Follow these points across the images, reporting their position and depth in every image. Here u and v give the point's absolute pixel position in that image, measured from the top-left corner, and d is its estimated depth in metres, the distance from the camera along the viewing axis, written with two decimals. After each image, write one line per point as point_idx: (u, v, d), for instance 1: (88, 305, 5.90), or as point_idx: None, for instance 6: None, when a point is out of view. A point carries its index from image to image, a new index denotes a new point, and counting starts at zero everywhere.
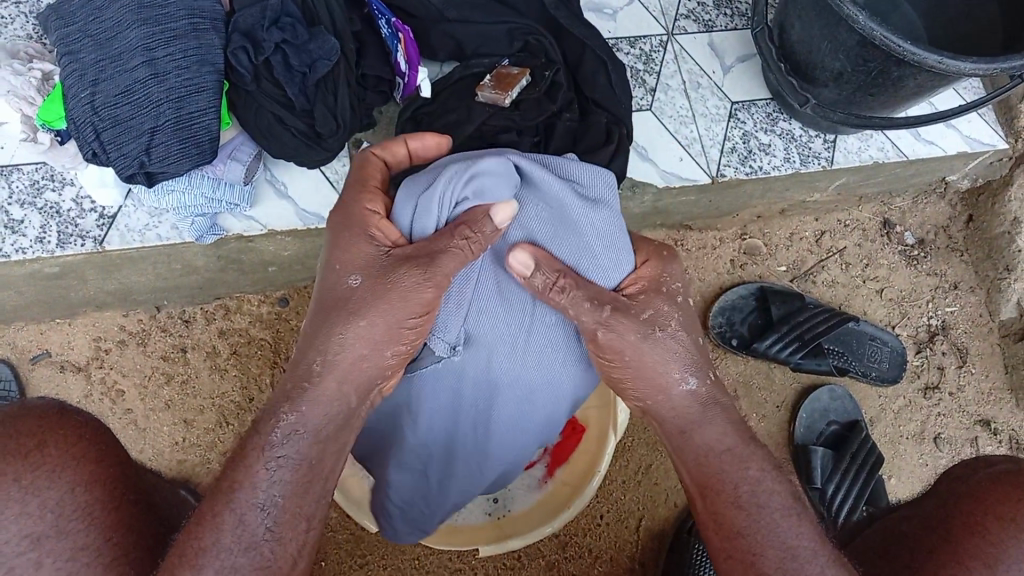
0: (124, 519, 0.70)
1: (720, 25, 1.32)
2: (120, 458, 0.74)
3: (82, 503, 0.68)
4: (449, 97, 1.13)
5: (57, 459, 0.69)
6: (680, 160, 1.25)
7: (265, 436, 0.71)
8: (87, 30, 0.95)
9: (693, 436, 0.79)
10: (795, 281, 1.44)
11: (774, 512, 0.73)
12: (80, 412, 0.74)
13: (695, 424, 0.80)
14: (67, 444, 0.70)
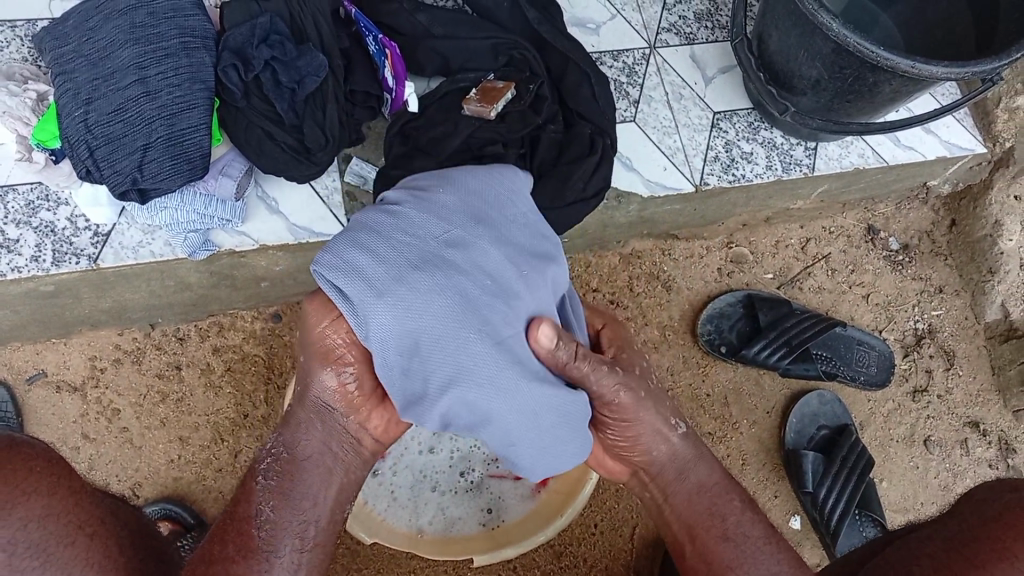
0: (88, 547, 0.74)
1: (701, 38, 1.36)
2: (75, 485, 0.77)
3: (38, 538, 0.71)
4: (436, 112, 1.15)
5: (10, 494, 0.71)
6: (664, 169, 1.26)
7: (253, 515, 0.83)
8: (81, 50, 0.98)
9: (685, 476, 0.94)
10: (782, 287, 1.46)
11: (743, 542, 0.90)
12: (28, 440, 0.77)
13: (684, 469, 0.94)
14: (20, 478, 0.72)
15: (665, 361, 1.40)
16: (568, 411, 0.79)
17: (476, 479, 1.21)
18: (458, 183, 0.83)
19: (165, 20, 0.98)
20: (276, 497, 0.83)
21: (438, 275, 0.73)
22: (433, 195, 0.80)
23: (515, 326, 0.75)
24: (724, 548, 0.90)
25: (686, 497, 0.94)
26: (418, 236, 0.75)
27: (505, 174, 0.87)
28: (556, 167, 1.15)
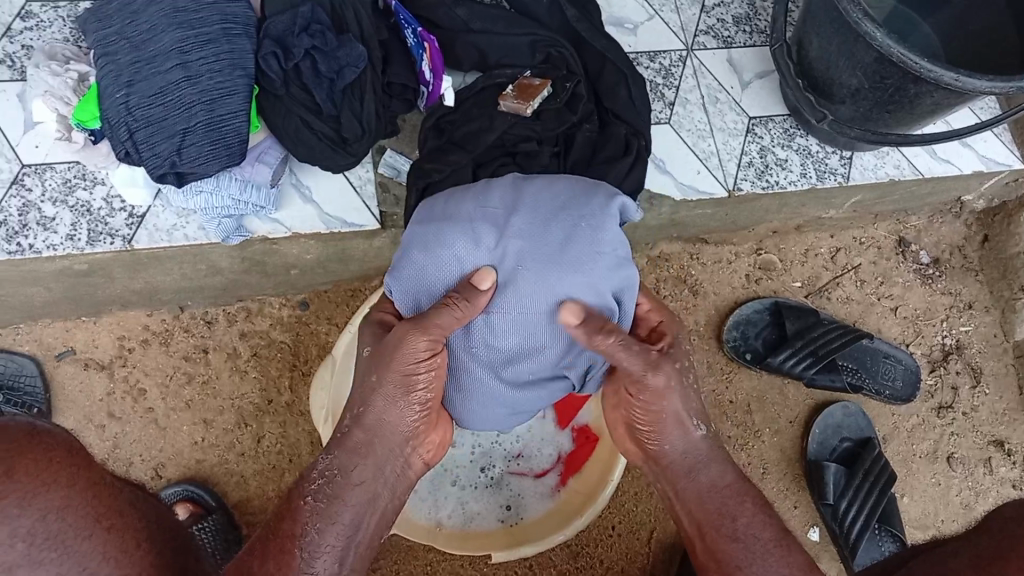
0: (105, 542, 0.70)
1: (739, 42, 1.34)
2: (97, 479, 0.74)
3: (56, 531, 0.67)
4: (472, 106, 1.15)
5: (28, 484, 0.68)
6: (697, 173, 1.25)
7: (299, 527, 0.77)
8: (123, 33, 0.98)
9: (696, 475, 0.88)
10: (810, 296, 1.45)
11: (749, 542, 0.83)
12: (52, 433, 0.74)
13: (696, 467, 0.89)
14: (39, 469, 0.69)
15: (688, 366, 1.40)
16: (508, 403, 0.91)
17: (496, 475, 1.21)
18: (554, 183, 0.93)
19: (208, 6, 0.99)
20: (322, 514, 0.79)
21: (463, 227, 0.87)
22: (533, 184, 0.93)
23: (494, 295, 0.85)
24: (731, 547, 0.83)
25: (697, 494, 0.87)
26: (483, 202, 0.89)
27: (605, 198, 0.92)
28: (589, 166, 1.15)
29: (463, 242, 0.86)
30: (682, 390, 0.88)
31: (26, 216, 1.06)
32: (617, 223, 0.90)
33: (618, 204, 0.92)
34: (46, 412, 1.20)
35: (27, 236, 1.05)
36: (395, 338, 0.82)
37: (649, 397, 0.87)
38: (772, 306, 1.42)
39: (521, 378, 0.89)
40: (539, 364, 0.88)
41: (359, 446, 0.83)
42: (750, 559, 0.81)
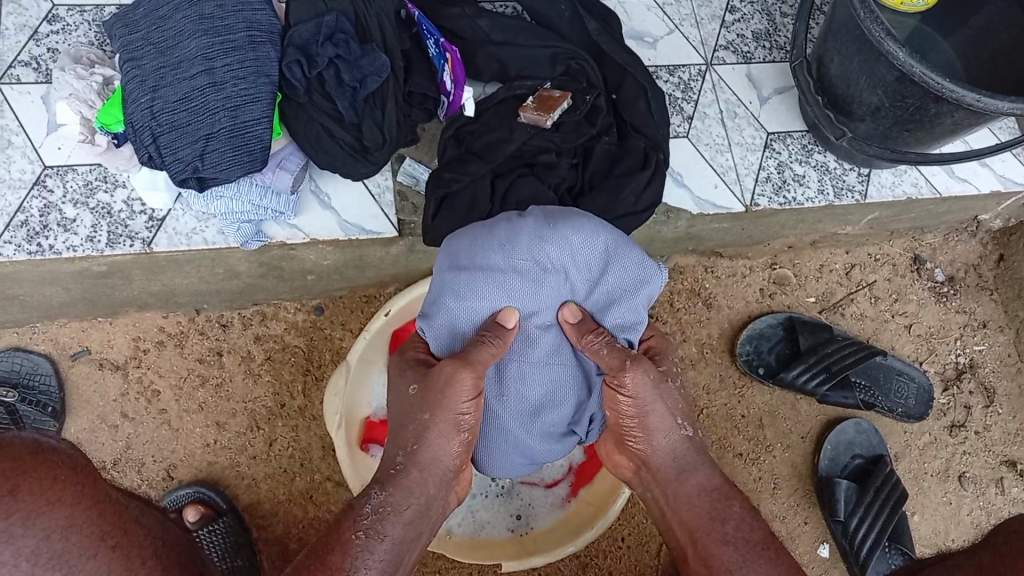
0: (111, 563, 0.64)
1: (759, 57, 1.35)
2: (102, 496, 0.68)
3: (61, 549, 0.61)
4: (493, 117, 1.16)
5: (34, 504, 0.61)
6: (715, 187, 1.25)
7: (350, 555, 0.76)
8: (150, 38, 0.99)
9: (685, 479, 0.89)
10: (824, 312, 1.45)
11: (737, 543, 0.81)
12: (53, 446, 0.68)
13: (683, 471, 0.89)
14: (46, 488, 0.63)
15: (701, 380, 1.40)
16: (527, 452, 0.98)
17: (507, 484, 1.21)
18: (586, 230, 0.97)
19: (234, 13, 0.99)
20: (371, 546, 0.78)
21: (495, 278, 0.93)
22: (563, 231, 0.96)
23: (529, 351, 0.95)
24: (719, 548, 0.81)
25: (685, 498, 0.87)
26: (513, 249, 0.94)
27: (626, 254, 0.97)
28: (607, 180, 1.15)
29: (498, 296, 0.94)
30: (665, 390, 0.92)
31: (47, 217, 1.07)
32: (632, 263, 0.97)
33: (641, 266, 0.97)
34: (60, 411, 1.21)
35: (47, 237, 1.06)
36: (447, 373, 0.87)
37: (634, 396, 0.90)
38: (786, 321, 1.42)
39: (545, 430, 0.96)
40: (558, 415, 0.96)
41: (413, 484, 0.84)
42: (737, 559, 0.80)
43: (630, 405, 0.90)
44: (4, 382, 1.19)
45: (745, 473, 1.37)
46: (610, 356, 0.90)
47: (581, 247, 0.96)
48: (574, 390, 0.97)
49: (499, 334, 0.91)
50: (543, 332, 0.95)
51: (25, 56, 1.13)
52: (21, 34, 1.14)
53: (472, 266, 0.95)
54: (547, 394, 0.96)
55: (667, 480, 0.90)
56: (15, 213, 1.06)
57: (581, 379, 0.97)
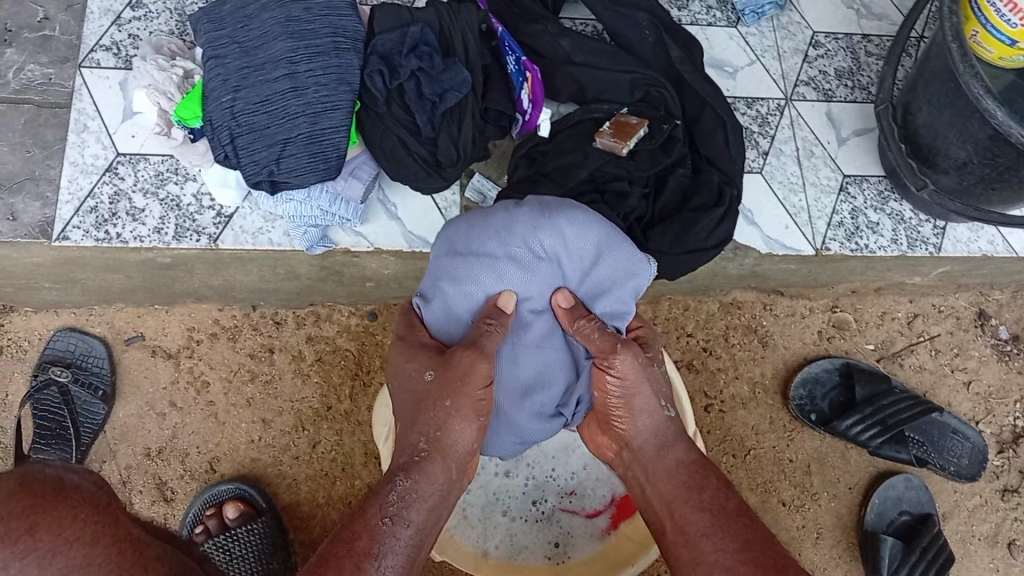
0: None
1: (840, 96, 1.31)
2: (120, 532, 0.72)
3: None
4: (566, 139, 1.14)
5: (49, 546, 0.65)
6: (786, 228, 1.22)
7: (372, 543, 0.77)
8: (235, 37, 0.98)
9: (662, 455, 0.87)
10: (881, 361, 1.42)
11: (710, 516, 0.80)
12: (75, 486, 0.72)
13: (661, 447, 0.88)
14: (61, 528, 0.67)
15: (751, 420, 1.37)
16: (518, 436, 0.95)
17: (547, 510, 1.20)
18: (582, 220, 0.91)
19: (320, 17, 0.98)
20: (397, 532, 0.79)
21: (489, 269, 0.88)
22: (559, 220, 0.90)
23: (524, 340, 0.91)
24: (695, 518, 0.81)
25: (662, 474, 0.86)
26: (507, 239, 0.89)
27: (621, 246, 0.93)
28: (678, 214, 1.12)
29: (492, 287, 0.88)
30: (650, 372, 0.90)
31: (116, 204, 1.07)
32: (628, 248, 0.92)
33: (636, 257, 0.93)
34: (110, 395, 1.21)
35: (115, 225, 1.06)
36: (466, 362, 0.84)
37: (623, 381, 0.88)
38: (843, 366, 1.39)
39: (535, 411, 0.93)
40: (550, 399, 0.93)
41: (434, 471, 0.83)
42: (712, 531, 0.79)
43: (617, 385, 0.88)
44: (58, 362, 1.20)
45: (787, 520, 1.34)
46: (601, 339, 0.88)
47: (577, 236, 0.90)
48: (561, 372, 0.93)
49: (501, 321, 0.87)
50: (536, 318, 0.91)
51: (107, 41, 1.13)
52: (105, 18, 1.14)
53: (466, 255, 0.89)
54: (540, 378, 0.92)
55: (644, 456, 0.88)
56: (86, 198, 1.07)
57: (569, 362, 0.94)
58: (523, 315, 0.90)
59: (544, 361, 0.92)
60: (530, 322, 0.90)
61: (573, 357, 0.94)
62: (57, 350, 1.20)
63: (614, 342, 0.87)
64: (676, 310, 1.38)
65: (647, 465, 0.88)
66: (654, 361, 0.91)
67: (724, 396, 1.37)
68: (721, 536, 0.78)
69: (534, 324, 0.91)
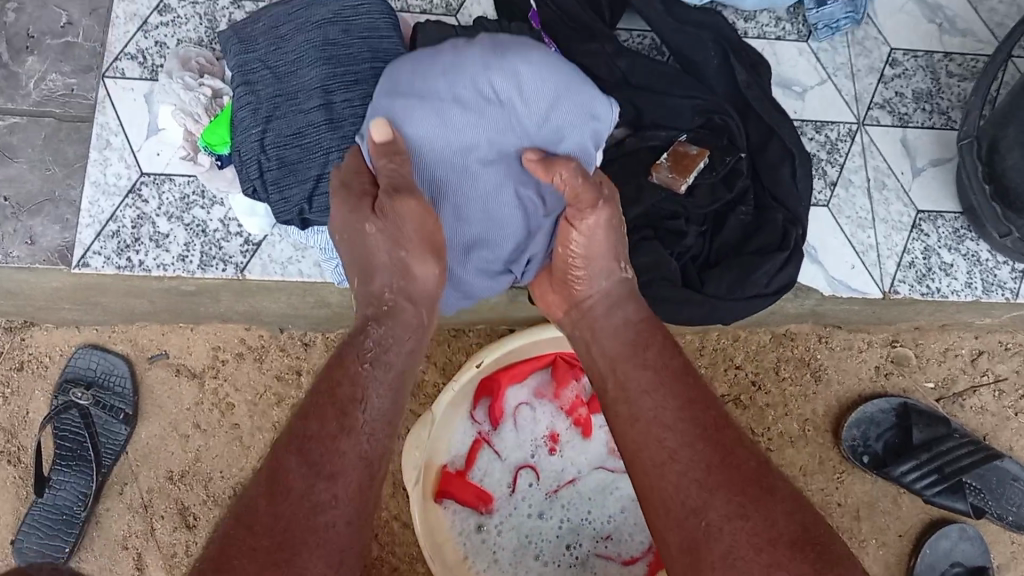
0: None
1: (916, 121, 1.21)
2: None
3: None
4: (620, 171, 1.05)
5: None
6: (851, 268, 1.13)
7: (355, 390, 0.80)
8: (267, 61, 0.91)
9: (607, 319, 0.89)
10: (941, 401, 1.34)
11: (644, 384, 0.83)
12: None
13: (609, 305, 0.89)
14: None
15: (799, 459, 1.31)
16: (463, 289, 0.95)
17: (581, 555, 1.15)
18: (541, 66, 0.86)
19: (359, 40, 0.91)
20: (376, 375, 0.82)
21: (433, 115, 0.84)
22: (512, 60, 0.85)
23: (473, 191, 0.88)
24: (637, 376, 0.83)
25: (612, 333, 0.88)
26: (454, 76, 0.85)
27: (579, 93, 0.88)
28: (737, 257, 1.04)
29: (437, 127, 0.84)
30: (613, 230, 0.87)
31: (139, 229, 1.01)
32: (592, 104, 0.88)
33: (593, 108, 0.88)
34: (132, 416, 1.17)
35: (137, 252, 1.00)
36: (413, 208, 0.81)
37: (582, 232, 0.86)
38: (899, 406, 1.31)
39: (479, 267, 0.93)
40: (497, 255, 0.92)
41: (409, 314, 0.86)
42: (642, 394, 0.82)
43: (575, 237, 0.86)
44: (78, 381, 1.16)
45: None
46: (578, 198, 0.83)
47: (532, 79, 0.85)
48: (514, 227, 0.90)
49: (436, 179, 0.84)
50: (484, 167, 0.87)
51: (132, 48, 1.06)
52: (131, 23, 1.07)
53: (411, 92, 0.85)
54: (490, 236, 0.91)
55: (593, 322, 0.90)
56: (107, 221, 1.01)
57: (524, 214, 0.90)
58: (473, 166, 0.87)
59: (495, 219, 0.90)
60: (482, 173, 0.87)
61: (528, 210, 0.91)
62: (78, 368, 1.16)
63: (595, 199, 0.83)
64: (725, 341, 1.31)
65: (593, 332, 0.90)
66: (616, 220, 0.88)
67: (772, 433, 1.30)
68: (654, 399, 0.81)
69: (485, 179, 0.87)
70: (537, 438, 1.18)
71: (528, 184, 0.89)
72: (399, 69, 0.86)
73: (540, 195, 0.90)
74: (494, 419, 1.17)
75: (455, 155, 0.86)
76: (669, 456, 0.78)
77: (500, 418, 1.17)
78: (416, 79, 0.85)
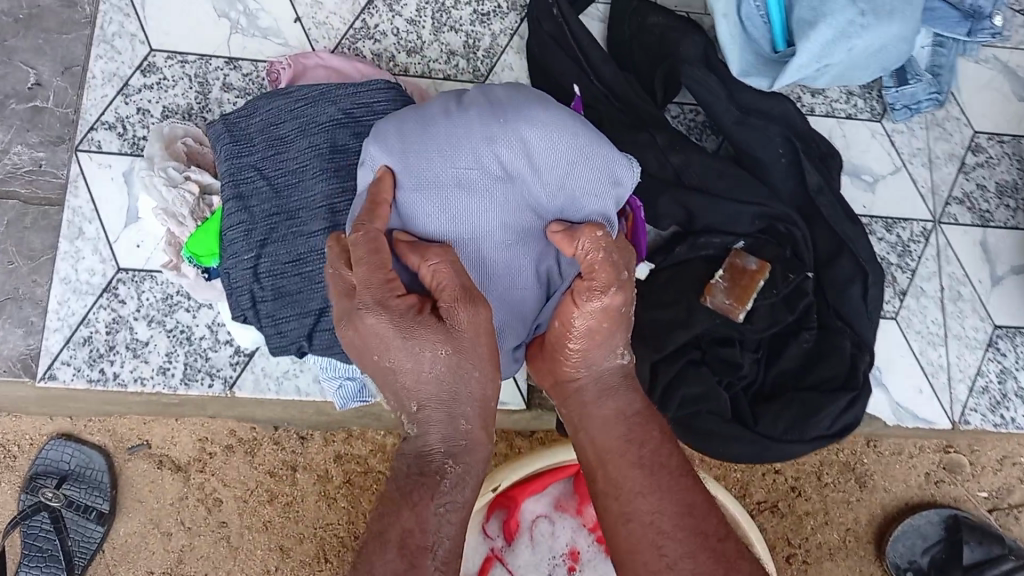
0: None
1: (998, 219, 1.06)
2: None
3: None
4: (667, 285, 0.92)
5: None
6: (919, 393, 1.00)
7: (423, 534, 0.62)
8: (264, 169, 0.77)
9: (599, 404, 0.72)
10: (993, 513, 1.22)
11: (639, 485, 0.67)
12: None
13: (607, 390, 0.72)
14: None
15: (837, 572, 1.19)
16: None
17: None
18: (548, 124, 0.70)
19: None
20: (449, 517, 0.64)
21: (434, 193, 0.68)
22: (514, 121, 0.70)
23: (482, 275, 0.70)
24: (632, 475, 0.68)
25: (602, 425, 0.71)
26: (452, 146, 0.69)
27: (594, 145, 0.71)
28: (795, 391, 0.91)
29: (440, 206, 0.68)
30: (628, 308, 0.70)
31: (114, 335, 0.88)
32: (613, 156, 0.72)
33: (614, 162, 0.71)
34: (108, 514, 1.06)
35: (112, 362, 0.88)
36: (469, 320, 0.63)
37: (603, 315, 0.69)
38: (950, 518, 1.20)
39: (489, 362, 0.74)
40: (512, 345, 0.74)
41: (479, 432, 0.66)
42: (637, 498, 0.66)
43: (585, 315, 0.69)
44: (51, 474, 1.06)
45: None
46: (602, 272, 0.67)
47: (542, 139, 0.70)
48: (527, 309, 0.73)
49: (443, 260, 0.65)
50: (493, 254, 0.70)
51: (110, 116, 0.92)
52: (109, 86, 0.92)
53: (402, 165, 0.68)
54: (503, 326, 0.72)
55: (583, 408, 0.72)
56: (78, 325, 0.88)
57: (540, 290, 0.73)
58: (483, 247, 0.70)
59: (508, 303, 0.72)
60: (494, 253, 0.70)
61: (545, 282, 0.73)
62: (50, 460, 1.05)
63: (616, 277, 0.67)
64: None
65: (582, 418, 0.72)
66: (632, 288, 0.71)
67: (809, 545, 1.19)
68: (651, 506, 0.66)
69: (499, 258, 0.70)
70: (555, 557, 1.05)
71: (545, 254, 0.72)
72: (380, 134, 0.70)
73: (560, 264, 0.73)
74: (509, 535, 1.05)
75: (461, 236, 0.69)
76: (666, 566, 0.64)
77: (515, 533, 1.06)
78: (405, 150, 0.69)
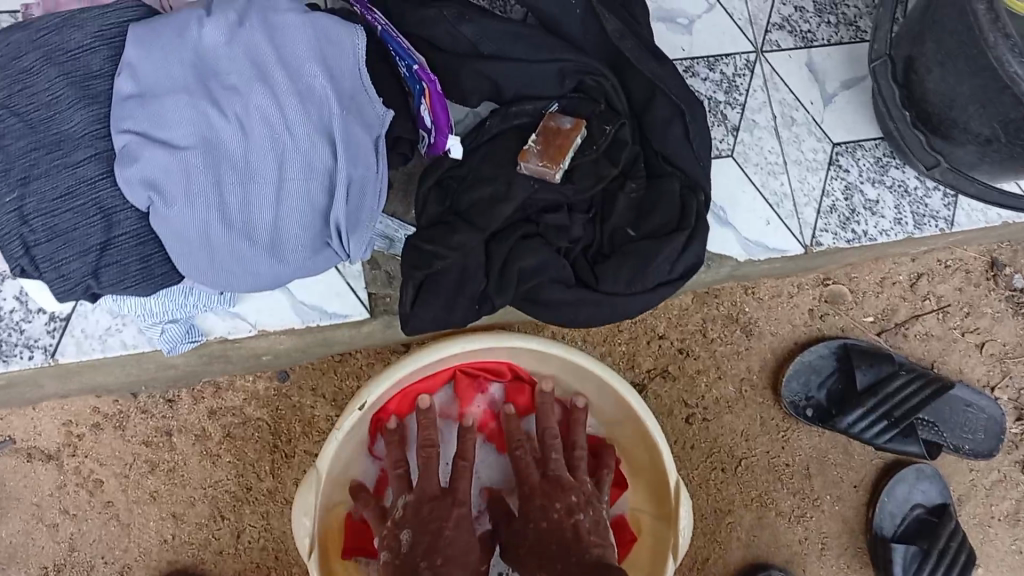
0: None
1: (821, 38, 1.05)
2: None
3: None
4: (483, 162, 0.90)
5: None
6: (766, 224, 1.00)
7: None
8: (13, 105, 0.72)
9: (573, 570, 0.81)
10: (883, 335, 1.23)
11: None
12: None
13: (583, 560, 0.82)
14: None
15: (739, 424, 1.19)
16: (272, 280, 0.80)
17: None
18: (288, 26, 0.76)
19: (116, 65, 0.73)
20: None
21: (179, 96, 0.72)
22: (257, 29, 0.75)
23: (248, 175, 0.74)
24: None
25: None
26: (196, 51, 0.74)
27: (326, 21, 0.78)
28: (632, 243, 0.90)
29: (181, 107, 0.72)
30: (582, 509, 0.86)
31: None
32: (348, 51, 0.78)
33: (349, 37, 0.79)
34: None
35: None
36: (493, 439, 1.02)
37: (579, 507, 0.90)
38: (840, 348, 1.19)
39: (291, 262, 0.79)
40: (295, 242, 0.78)
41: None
42: None
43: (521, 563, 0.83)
44: None
45: (788, 534, 1.18)
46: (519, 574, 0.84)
47: (281, 40, 0.75)
48: (297, 211, 0.77)
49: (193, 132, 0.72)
50: (244, 149, 0.74)
51: None
52: None
53: (148, 68, 0.72)
54: (281, 229, 0.77)
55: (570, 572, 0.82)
56: None
57: (302, 189, 0.76)
58: (236, 141, 0.73)
59: (276, 204, 0.76)
60: (246, 149, 0.74)
61: (307, 172, 0.76)
62: None
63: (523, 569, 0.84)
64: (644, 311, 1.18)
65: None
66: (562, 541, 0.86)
67: (706, 401, 1.19)
68: None
69: (255, 154, 0.74)
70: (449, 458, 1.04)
71: (295, 140, 0.75)
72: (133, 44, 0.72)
73: (310, 161, 0.76)
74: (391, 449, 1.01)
75: (217, 133, 0.73)
76: None
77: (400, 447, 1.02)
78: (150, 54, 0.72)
